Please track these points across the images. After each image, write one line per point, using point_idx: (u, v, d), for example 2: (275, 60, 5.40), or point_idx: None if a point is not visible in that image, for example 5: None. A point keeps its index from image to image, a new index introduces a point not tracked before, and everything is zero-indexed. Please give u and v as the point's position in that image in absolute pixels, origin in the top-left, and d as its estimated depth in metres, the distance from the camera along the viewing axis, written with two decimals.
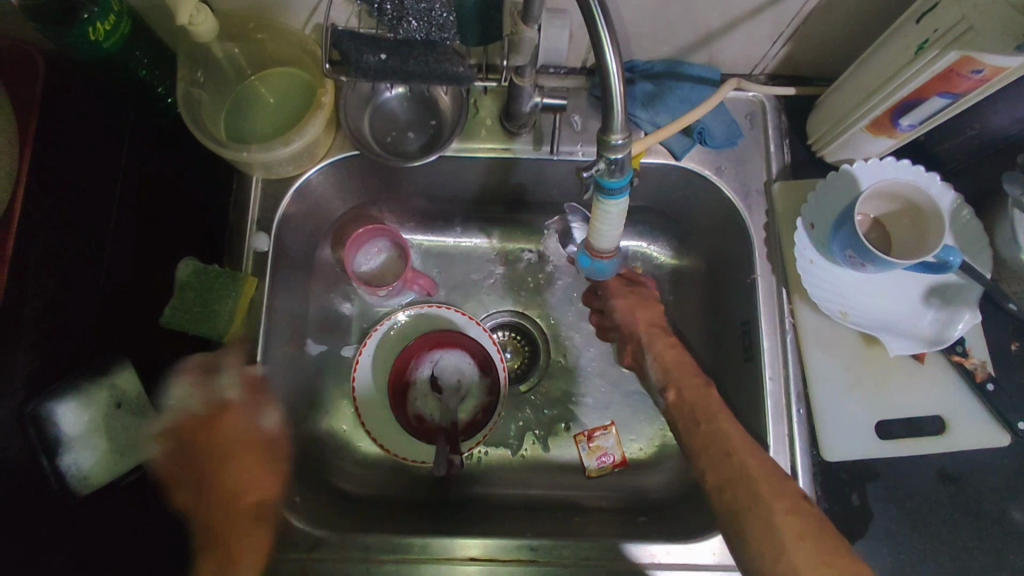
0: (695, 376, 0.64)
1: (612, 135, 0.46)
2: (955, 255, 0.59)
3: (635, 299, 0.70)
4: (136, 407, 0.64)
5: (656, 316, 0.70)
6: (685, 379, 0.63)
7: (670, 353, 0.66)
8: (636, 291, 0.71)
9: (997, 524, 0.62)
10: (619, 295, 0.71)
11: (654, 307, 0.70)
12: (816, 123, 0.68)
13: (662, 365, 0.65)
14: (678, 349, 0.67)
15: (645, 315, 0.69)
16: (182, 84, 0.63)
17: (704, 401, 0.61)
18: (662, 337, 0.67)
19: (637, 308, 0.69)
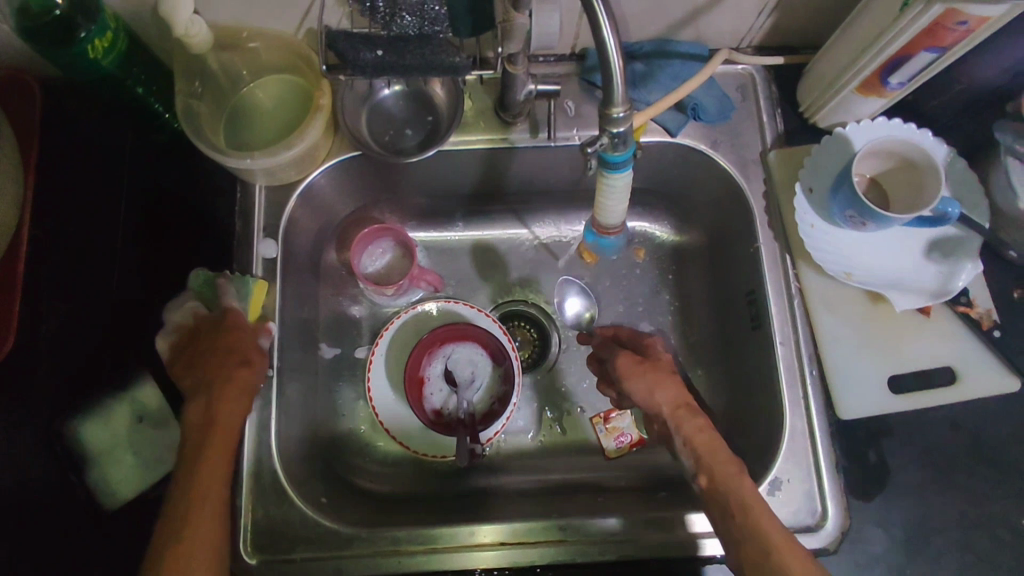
0: (731, 458, 0.57)
1: (613, 109, 0.47)
2: (953, 207, 0.59)
3: (652, 378, 0.62)
4: (158, 420, 0.66)
5: (683, 390, 0.62)
6: (721, 467, 0.56)
7: (709, 441, 0.58)
8: (656, 365, 0.63)
9: (1016, 469, 0.63)
10: (636, 377, 0.63)
11: (675, 381, 0.62)
12: (807, 90, 0.69)
13: (691, 447, 0.58)
14: (710, 429, 0.59)
15: (667, 396, 0.61)
16: (179, 96, 0.64)
17: (744, 488, 0.55)
18: (693, 418, 0.60)
19: (660, 385, 0.62)
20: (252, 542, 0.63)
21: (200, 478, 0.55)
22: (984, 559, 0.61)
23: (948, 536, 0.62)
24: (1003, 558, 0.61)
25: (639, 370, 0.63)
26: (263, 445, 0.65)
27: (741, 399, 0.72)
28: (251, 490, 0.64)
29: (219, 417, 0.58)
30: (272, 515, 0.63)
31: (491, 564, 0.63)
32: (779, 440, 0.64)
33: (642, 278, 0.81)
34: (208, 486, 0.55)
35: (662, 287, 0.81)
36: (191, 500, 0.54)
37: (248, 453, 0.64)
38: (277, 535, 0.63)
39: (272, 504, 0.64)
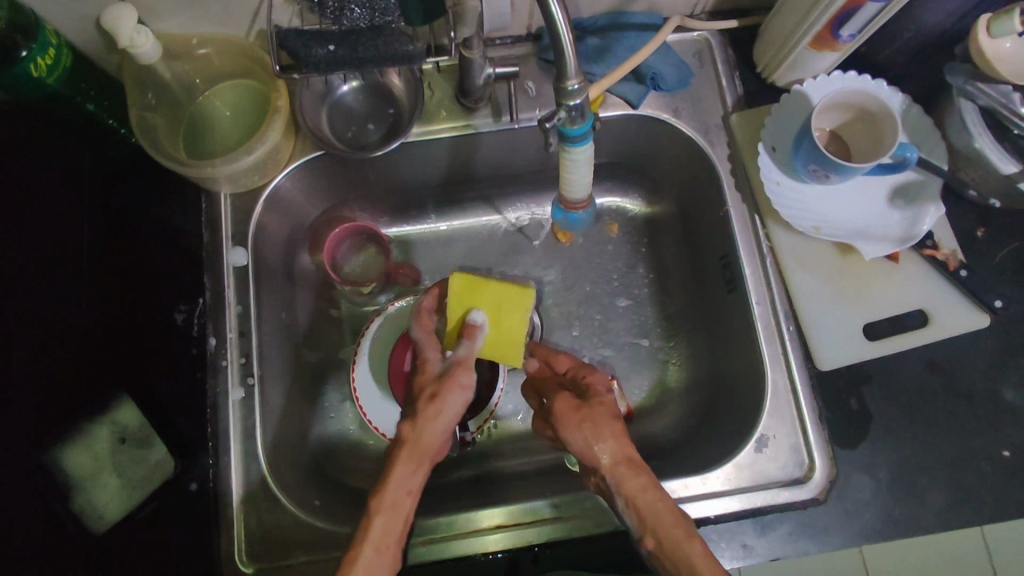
0: (678, 520, 0.54)
1: (567, 82, 0.47)
2: (911, 152, 0.61)
3: (590, 429, 0.58)
4: (141, 439, 0.63)
5: (624, 440, 0.58)
6: (667, 529, 0.53)
7: (655, 502, 0.55)
8: (597, 411, 0.59)
9: (990, 403, 0.65)
10: (572, 428, 0.59)
11: (616, 433, 0.58)
12: (763, 50, 0.70)
13: (633, 507, 0.55)
14: (656, 487, 0.56)
15: (609, 452, 0.57)
16: (133, 111, 0.63)
17: (692, 551, 0.52)
18: (635, 473, 0.56)
19: (599, 438, 0.58)
20: (248, 551, 0.63)
21: (403, 478, 0.56)
22: (967, 492, 0.63)
23: (931, 474, 0.64)
24: (985, 489, 0.63)
25: (576, 420, 0.59)
26: (252, 454, 0.64)
27: (723, 361, 0.73)
28: (242, 499, 0.63)
29: (434, 415, 0.59)
30: (266, 523, 0.63)
31: (494, 548, 0.64)
32: (761, 398, 0.66)
33: (618, 253, 0.82)
34: (409, 482, 0.57)
35: (637, 260, 0.82)
36: (397, 496, 0.56)
37: (237, 463, 0.64)
38: (272, 542, 0.63)
39: (265, 513, 0.63)
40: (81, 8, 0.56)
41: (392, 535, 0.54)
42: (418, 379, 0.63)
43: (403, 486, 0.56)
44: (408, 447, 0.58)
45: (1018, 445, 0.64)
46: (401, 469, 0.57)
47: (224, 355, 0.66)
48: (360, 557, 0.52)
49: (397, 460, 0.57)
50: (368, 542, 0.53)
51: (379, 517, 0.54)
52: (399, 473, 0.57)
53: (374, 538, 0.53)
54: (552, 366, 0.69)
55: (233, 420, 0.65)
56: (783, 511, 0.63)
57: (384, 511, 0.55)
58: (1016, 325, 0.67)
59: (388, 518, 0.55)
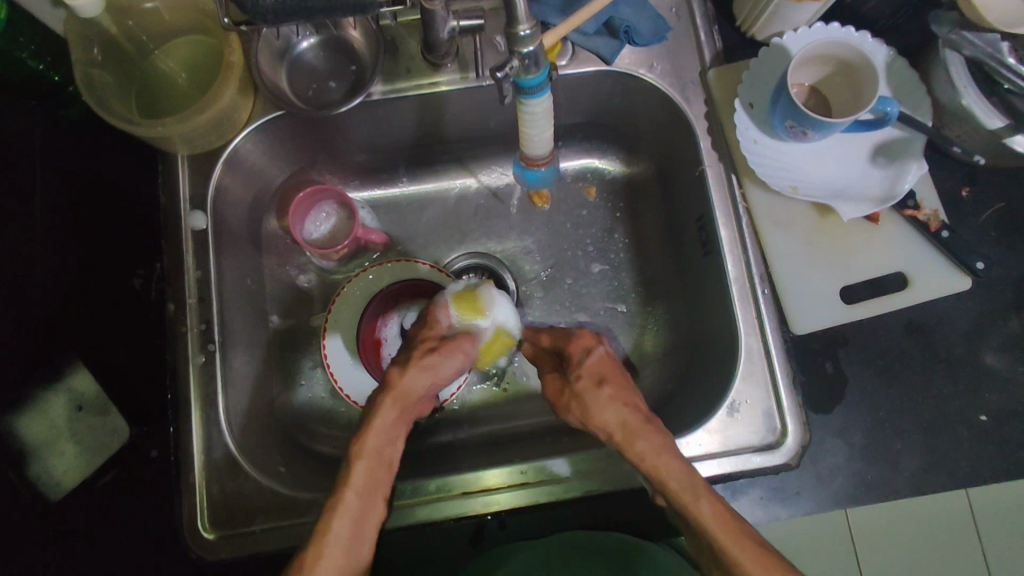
0: (682, 467, 0.52)
1: (518, 27, 0.45)
2: (892, 106, 0.58)
3: (579, 408, 0.57)
4: (97, 408, 0.65)
5: (616, 409, 0.56)
6: (674, 486, 0.51)
7: (668, 461, 0.52)
8: (580, 385, 0.58)
9: (969, 367, 0.64)
10: (568, 412, 0.59)
11: (604, 401, 0.56)
12: (743, 2, 0.67)
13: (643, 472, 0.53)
14: (665, 443, 0.53)
15: (606, 419, 0.56)
16: (77, 67, 0.59)
17: (702, 499, 0.50)
18: (633, 438, 0.54)
19: (591, 412, 0.56)
20: (211, 518, 0.62)
21: (386, 424, 0.55)
22: (942, 456, 0.62)
23: (905, 438, 0.63)
24: (960, 454, 0.62)
25: (569, 404, 0.59)
26: (214, 422, 0.63)
27: (699, 326, 0.71)
28: (204, 466, 0.62)
29: (430, 369, 0.58)
30: (229, 490, 0.62)
31: (493, 508, 0.62)
32: (733, 365, 0.64)
33: (595, 217, 0.80)
34: (389, 429, 0.55)
35: (615, 224, 0.79)
36: (375, 443, 0.54)
37: (199, 431, 0.63)
38: (235, 509, 0.62)
39: (228, 480, 0.62)
40: None
41: (374, 481, 0.53)
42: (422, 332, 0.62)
43: (383, 435, 0.55)
44: (393, 394, 0.56)
45: (997, 409, 0.63)
46: (385, 416, 0.55)
47: (183, 322, 0.64)
48: (343, 500, 0.51)
49: (381, 404, 0.56)
50: (350, 486, 0.52)
51: (360, 460, 0.53)
52: (380, 423, 0.55)
53: (355, 482, 0.52)
54: (539, 342, 0.66)
55: (193, 387, 0.64)
56: (755, 476, 0.62)
57: (368, 457, 0.53)
58: (998, 287, 0.65)
59: (371, 464, 0.53)
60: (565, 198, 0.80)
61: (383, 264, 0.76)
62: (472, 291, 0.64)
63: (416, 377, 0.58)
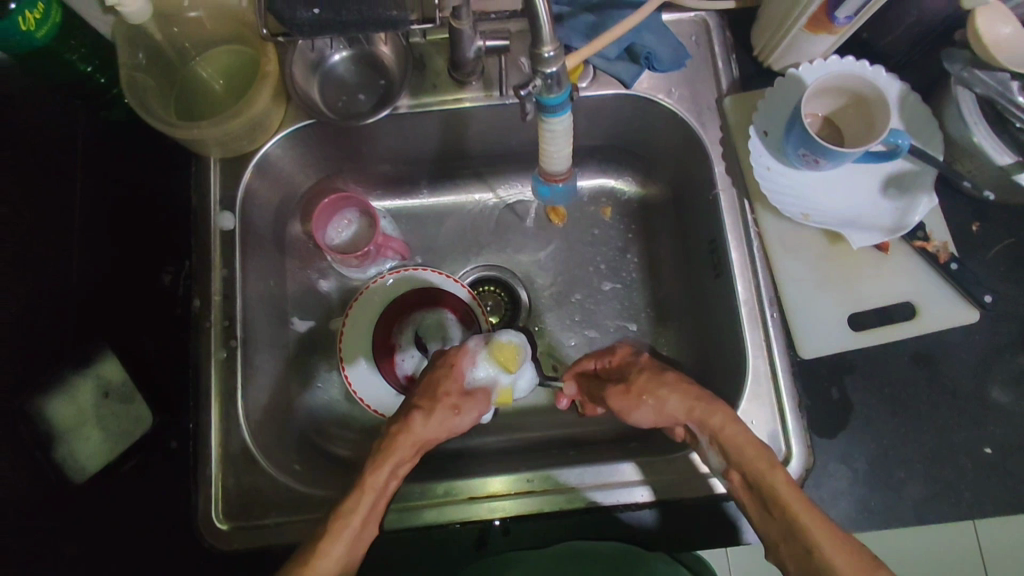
0: (743, 429, 0.56)
1: (543, 49, 0.47)
2: (903, 138, 0.59)
3: (651, 399, 0.60)
4: (124, 395, 0.66)
5: (687, 394, 0.59)
6: (751, 461, 0.54)
7: (739, 437, 0.56)
8: (642, 380, 0.62)
9: (976, 399, 0.64)
10: (634, 407, 0.61)
11: (673, 387, 0.60)
12: (759, 34, 0.69)
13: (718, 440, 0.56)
14: (733, 418, 0.57)
15: (676, 407, 0.59)
16: (123, 70, 0.63)
17: (757, 454, 0.54)
18: (711, 409, 0.57)
19: (660, 399, 0.60)
20: (225, 510, 0.63)
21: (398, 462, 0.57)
22: (946, 487, 0.62)
23: (910, 466, 0.63)
24: (964, 485, 0.62)
25: (640, 393, 0.61)
26: (232, 416, 0.65)
27: (708, 347, 0.73)
28: (221, 459, 0.64)
29: (447, 423, 0.60)
30: (244, 483, 0.64)
31: (499, 515, 0.63)
32: (741, 385, 0.65)
33: (609, 236, 0.81)
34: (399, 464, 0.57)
35: (628, 244, 0.81)
36: (383, 478, 0.55)
37: (218, 424, 0.65)
38: (249, 502, 0.63)
39: (243, 473, 0.64)
40: None
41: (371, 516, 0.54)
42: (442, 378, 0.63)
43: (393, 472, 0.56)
44: (407, 437, 0.58)
45: (1001, 442, 0.63)
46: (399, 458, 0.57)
47: (207, 317, 0.67)
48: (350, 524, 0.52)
49: (397, 445, 0.57)
50: (355, 516, 0.53)
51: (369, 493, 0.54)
52: (393, 464, 0.56)
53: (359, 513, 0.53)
54: (582, 370, 0.70)
55: (214, 381, 0.66)
56: None
57: (372, 492, 0.55)
58: (1008, 320, 0.65)
59: (374, 498, 0.54)
60: (582, 216, 0.82)
61: (400, 271, 0.78)
62: (511, 346, 0.65)
63: (434, 430, 0.60)
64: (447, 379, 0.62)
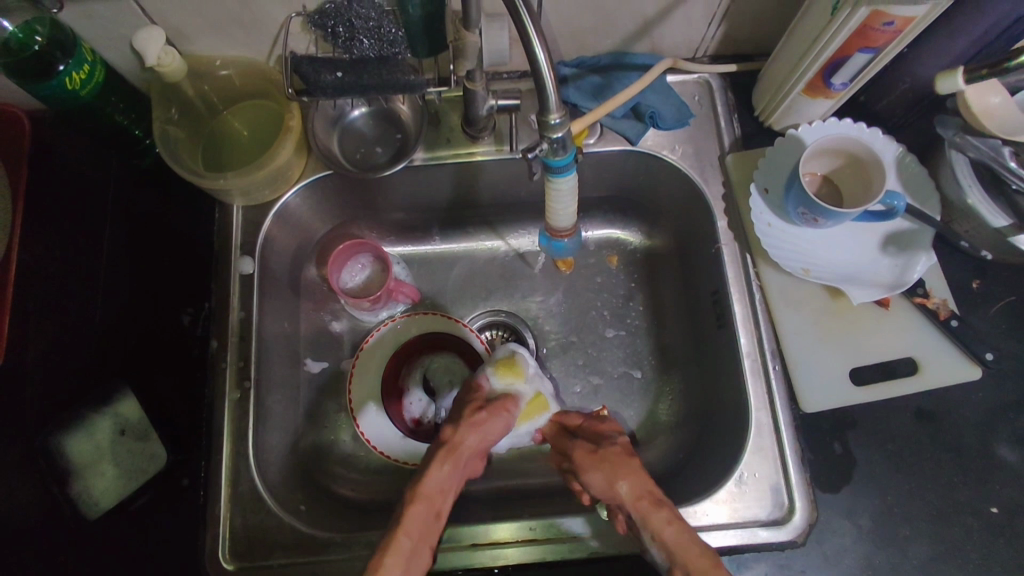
0: (685, 531, 0.55)
1: (549, 116, 0.50)
2: (898, 200, 0.62)
3: (611, 470, 0.59)
4: (139, 432, 0.68)
5: (643, 481, 0.58)
6: (692, 559, 0.53)
7: (682, 541, 0.54)
8: (610, 453, 0.61)
9: (981, 457, 0.64)
10: (594, 471, 0.60)
11: (637, 472, 0.59)
12: (760, 96, 0.72)
13: (662, 542, 0.55)
14: (679, 519, 0.56)
15: (630, 489, 0.58)
16: (156, 124, 0.67)
17: (703, 555, 0.53)
18: (656, 508, 0.56)
19: (619, 475, 0.59)
20: (231, 549, 0.64)
21: (439, 476, 0.59)
22: (951, 547, 0.62)
23: (914, 524, 0.63)
24: (970, 545, 0.62)
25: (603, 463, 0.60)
26: (242, 455, 0.67)
27: (711, 397, 0.73)
28: (229, 498, 0.66)
29: (476, 427, 0.63)
30: (250, 522, 0.65)
31: (501, 564, 0.63)
32: (743, 437, 0.65)
33: (614, 284, 0.83)
34: (442, 479, 0.59)
35: (633, 293, 0.83)
36: (432, 491, 0.58)
37: (228, 463, 0.66)
38: (254, 542, 0.64)
39: (250, 512, 0.65)
40: (117, 28, 0.61)
41: (426, 526, 0.56)
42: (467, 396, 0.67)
43: (439, 483, 0.59)
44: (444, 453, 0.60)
45: (1008, 502, 0.63)
46: (440, 471, 0.59)
47: (222, 358, 0.69)
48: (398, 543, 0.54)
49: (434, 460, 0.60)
50: (403, 531, 0.55)
51: (417, 504, 0.57)
52: (436, 477, 0.59)
53: (410, 527, 0.55)
54: (565, 424, 0.68)
55: (227, 421, 0.68)
56: (759, 551, 0.62)
57: (422, 504, 0.57)
58: (1010, 378, 0.66)
59: (423, 510, 0.56)
60: (588, 265, 0.84)
61: (411, 314, 0.80)
62: (508, 357, 0.69)
63: (470, 443, 0.62)
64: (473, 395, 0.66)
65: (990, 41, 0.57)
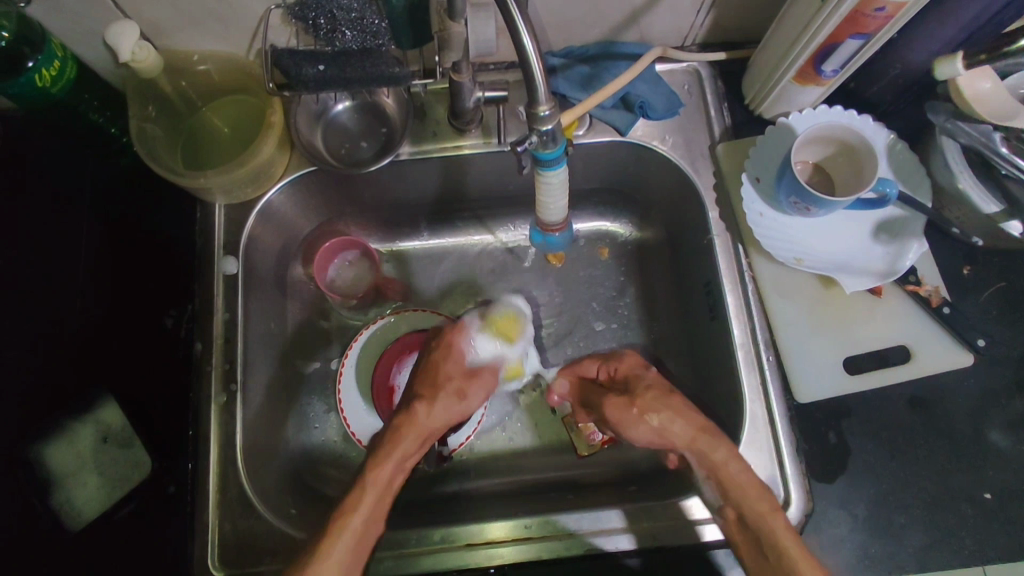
0: (756, 484, 0.59)
1: (539, 108, 0.49)
2: (891, 187, 0.61)
3: (657, 417, 0.63)
4: (122, 440, 0.66)
5: (689, 427, 0.62)
6: (750, 497, 0.58)
7: (739, 471, 0.59)
8: (648, 397, 0.64)
9: (974, 443, 0.64)
10: (634, 425, 0.63)
11: (675, 413, 0.63)
12: (750, 84, 0.71)
13: (716, 477, 0.60)
14: (734, 452, 0.60)
15: (682, 432, 0.62)
16: (133, 121, 0.65)
17: (754, 487, 0.58)
18: (712, 444, 0.60)
19: (669, 420, 0.63)
20: (220, 556, 0.63)
21: (399, 458, 0.62)
22: (947, 534, 0.62)
23: (910, 512, 0.63)
24: (965, 532, 0.62)
25: (667, 403, 0.64)
26: (230, 459, 0.65)
27: (705, 389, 0.73)
28: (218, 504, 0.64)
29: (449, 402, 0.66)
30: (240, 528, 0.64)
31: (500, 562, 0.62)
32: (739, 428, 0.65)
33: (605, 277, 0.82)
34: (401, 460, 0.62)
35: (625, 285, 0.82)
36: (385, 482, 0.61)
37: (215, 468, 0.65)
38: (244, 548, 0.63)
39: (239, 518, 0.64)
40: (88, 23, 0.59)
41: (373, 520, 0.59)
42: (438, 364, 0.68)
43: (396, 473, 0.62)
44: (411, 429, 0.64)
45: (1001, 488, 0.63)
46: (399, 453, 0.62)
47: (208, 361, 0.68)
48: (349, 527, 0.57)
49: (398, 442, 0.63)
50: (349, 530, 0.57)
51: (371, 487, 0.60)
52: (391, 460, 0.61)
53: (354, 525, 0.58)
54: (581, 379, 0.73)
55: (213, 424, 0.66)
56: None
57: (375, 489, 0.60)
58: (1001, 364, 0.66)
59: (378, 494, 0.60)
60: (580, 258, 0.83)
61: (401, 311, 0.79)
62: (510, 316, 0.71)
63: (438, 418, 0.65)
64: (444, 365, 0.67)
65: (979, 27, 0.57)
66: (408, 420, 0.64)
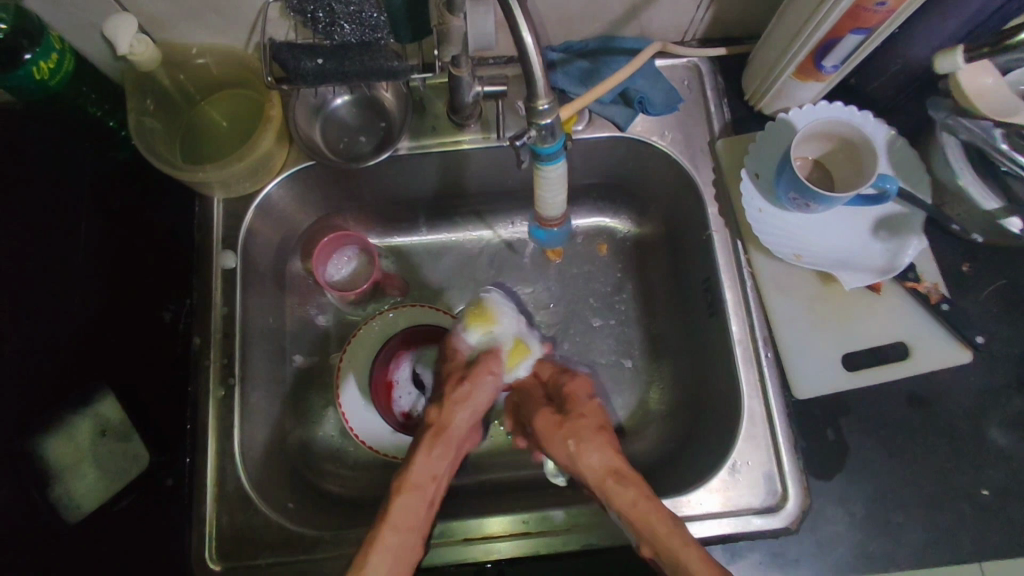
0: (672, 520, 0.56)
1: (537, 102, 0.49)
2: (890, 183, 0.60)
3: (574, 439, 0.64)
4: (121, 433, 0.67)
5: (612, 456, 0.62)
6: (660, 533, 0.55)
7: (636, 502, 0.57)
8: (579, 421, 0.66)
9: (972, 440, 0.64)
10: (557, 444, 0.65)
11: (601, 445, 0.63)
12: (750, 79, 0.71)
13: (625, 518, 0.57)
14: (642, 489, 0.58)
15: (595, 460, 0.62)
16: (132, 115, 0.64)
17: (667, 519, 0.56)
18: (626, 483, 0.59)
19: (584, 450, 0.63)
20: (218, 550, 0.63)
21: (427, 461, 0.63)
22: (945, 531, 0.62)
23: (907, 510, 0.63)
24: (963, 529, 0.62)
25: (581, 440, 0.64)
26: (228, 453, 0.65)
27: (703, 386, 0.73)
28: (216, 497, 0.64)
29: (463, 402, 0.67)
30: (238, 522, 0.64)
31: (496, 557, 0.63)
32: (736, 424, 0.65)
33: (604, 273, 0.82)
34: (430, 466, 0.63)
35: (623, 281, 0.82)
36: (420, 479, 0.61)
37: (213, 462, 0.65)
38: (242, 541, 0.63)
39: (237, 512, 0.64)
40: (86, 15, 0.59)
41: (413, 514, 0.59)
42: (448, 366, 0.71)
43: (429, 471, 0.62)
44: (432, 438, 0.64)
45: (999, 485, 0.63)
46: (429, 459, 0.63)
47: (206, 356, 0.68)
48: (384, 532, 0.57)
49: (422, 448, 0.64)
50: (389, 524, 0.58)
51: (405, 496, 0.60)
52: (421, 466, 0.62)
53: (395, 520, 0.58)
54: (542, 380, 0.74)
55: (211, 418, 0.66)
56: (754, 538, 0.62)
57: (411, 492, 0.60)
58: (999, 361, 0.66)
59: (411, 497, 0.60)
60: (578, 254, 0.83)
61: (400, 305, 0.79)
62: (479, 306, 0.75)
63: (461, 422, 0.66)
64: (452, 365, 0.71)
65: (981, 21, 0.56)
66: (434, 427, 0.66)
